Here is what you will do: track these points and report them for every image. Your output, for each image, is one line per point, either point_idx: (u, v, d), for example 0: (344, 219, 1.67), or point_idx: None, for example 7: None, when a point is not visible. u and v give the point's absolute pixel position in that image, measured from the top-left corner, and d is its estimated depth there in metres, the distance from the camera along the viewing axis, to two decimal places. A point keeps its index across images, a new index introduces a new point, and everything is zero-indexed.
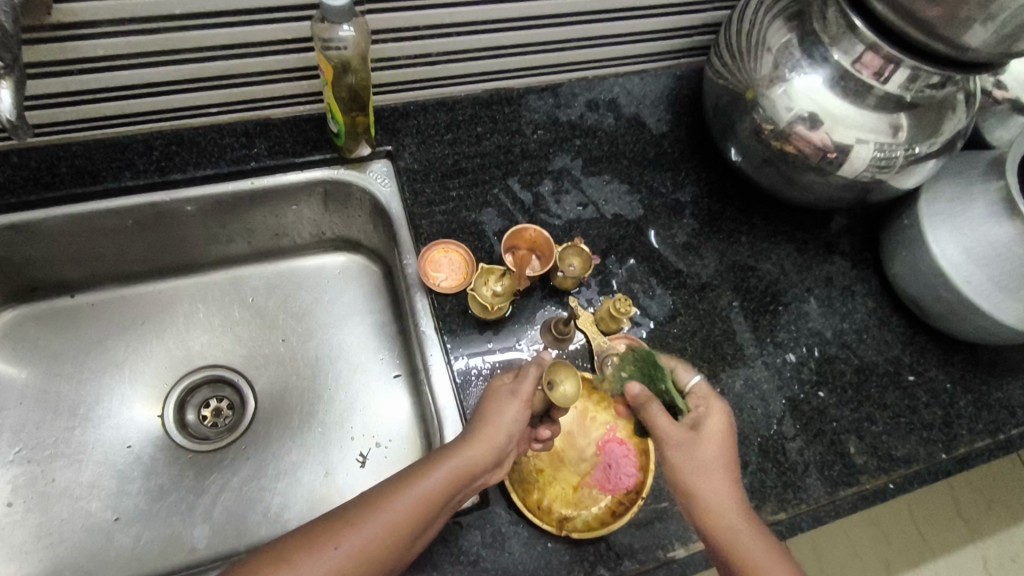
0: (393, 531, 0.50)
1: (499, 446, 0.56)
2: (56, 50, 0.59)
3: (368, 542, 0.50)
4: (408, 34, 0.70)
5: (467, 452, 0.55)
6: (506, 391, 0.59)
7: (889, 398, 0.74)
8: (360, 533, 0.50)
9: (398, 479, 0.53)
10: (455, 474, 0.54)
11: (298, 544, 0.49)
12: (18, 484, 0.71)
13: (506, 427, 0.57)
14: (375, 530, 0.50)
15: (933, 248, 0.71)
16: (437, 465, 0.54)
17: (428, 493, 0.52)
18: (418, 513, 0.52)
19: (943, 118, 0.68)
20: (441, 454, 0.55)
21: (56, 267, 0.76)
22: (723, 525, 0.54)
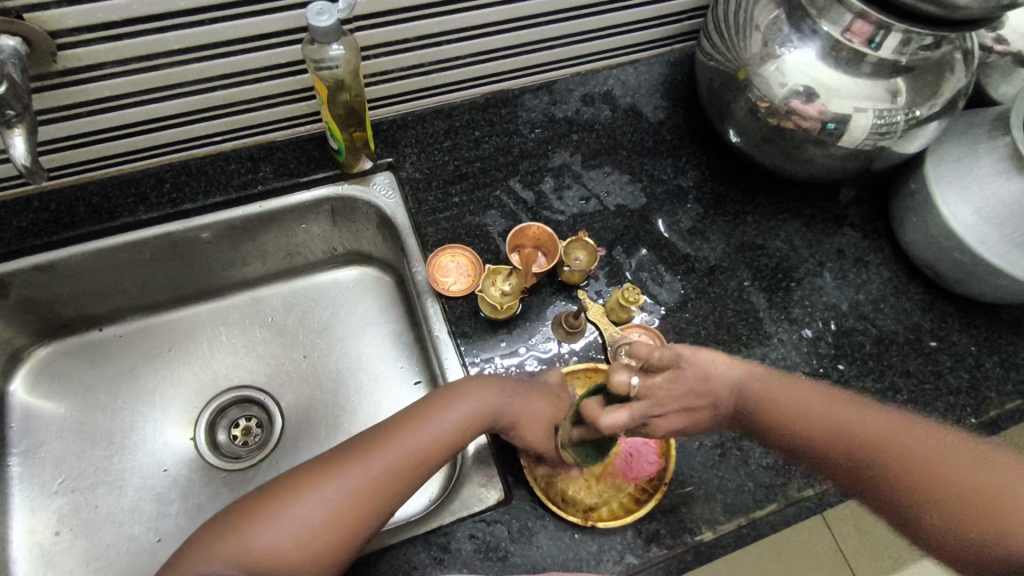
0: (421, 452, 0.59)
1: (517, 419, 0.62)
2: (65, 95, 0.62)
3: (383, 474, 0.57)
4: (399, 46, 0.71)
5: (476, 399, 0.61)
6: (544, 388, 0.64)
7: (912, 365, 0.73)
8: (381, 458, 0.57)
9: (420, 412, 0.60)
10: (466, 420, 0.60)
11: (320, 470, 0.57)
12: (64, 513, 0.74)
13: (533, 412, 0.62)
14: (391, 461, 0.57)
15: (944, 211, 0.70)
16: (455, 402, 0.60)
17: (445, 431, 0.59)
18: (432, 448, 0.59)
19: (941, 79, 0.67)
20: (454, 396, 0.61)
21: (83, 303, 0.79)
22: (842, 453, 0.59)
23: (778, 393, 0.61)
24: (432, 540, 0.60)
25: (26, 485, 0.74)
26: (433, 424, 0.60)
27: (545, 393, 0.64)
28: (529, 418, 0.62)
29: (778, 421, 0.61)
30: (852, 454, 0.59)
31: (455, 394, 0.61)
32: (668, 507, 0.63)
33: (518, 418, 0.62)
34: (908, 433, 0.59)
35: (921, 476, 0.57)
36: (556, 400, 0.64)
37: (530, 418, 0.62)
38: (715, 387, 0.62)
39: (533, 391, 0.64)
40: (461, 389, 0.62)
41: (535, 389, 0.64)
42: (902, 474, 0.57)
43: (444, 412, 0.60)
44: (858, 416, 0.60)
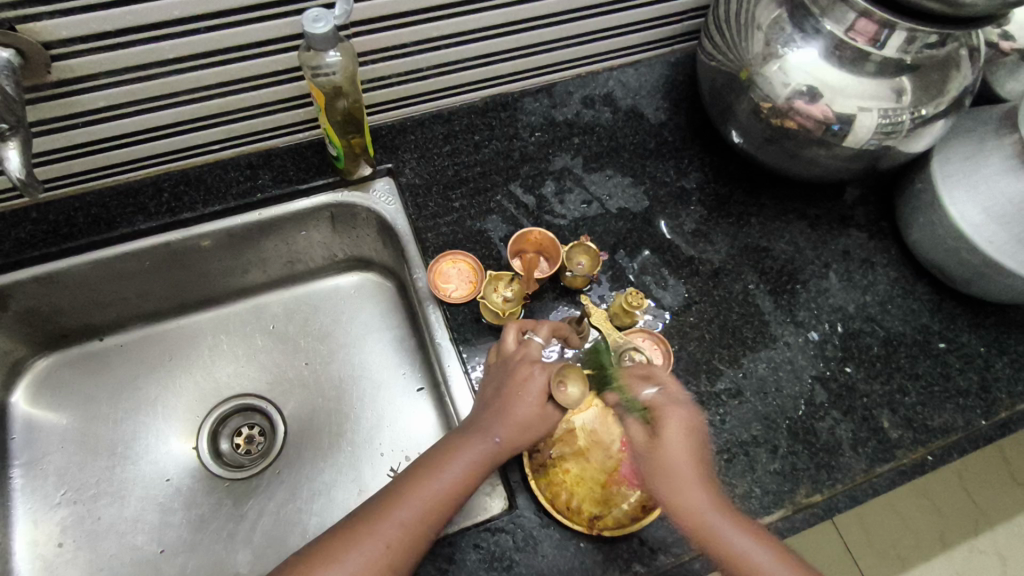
0: (438, 503, 0.56)
1: (512, 430, 0.59)
2: (60, 106, 0.61)
3: (404, 530, 0.54)
4: (397, 52, 0.71)
5: (485, 438, 0.59)
6: (517, 376, 0.61)
7: (920, 367, 0.72)
8: (396, 519, 0.54)
9: (430, 462, 0.58)
10: (478, 460, 0.58)
11: (338, 543, 0.53)
12: (67, 525, 0.74)
13: (520, 414, 0.60)
14: (406, 520, 0.54)
15: (951, 211, 0.69)
16: (464, 446, 0.58)
17: (458, 479, 0.57)
18: (449, 497, 0.57)
19: (948, 76, 0.66)
20: (463, 440, 0.59)
21: (83, 313, 0.78)
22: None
23: (719, 523, 0.53)
24: (436, 551, 0.60)
25: (28, 497, 0.74)
26: (445, 470, 0.57)
27: (521, 378, 0.61)
28: (525, 422, 0.60)
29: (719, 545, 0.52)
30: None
31: (464, 438, 0.59)
32: None
33: (514, 429, 0.60)
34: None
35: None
36: (538, 383, 0.61)
37: (521, 421, 0.60)
38: (690, 465, 0.55)
39: (514, 385, 0.61)
40: (468, 432, 0.60)
41: (509, 378, 0.62)
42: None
43: (458, 455, 0.58)
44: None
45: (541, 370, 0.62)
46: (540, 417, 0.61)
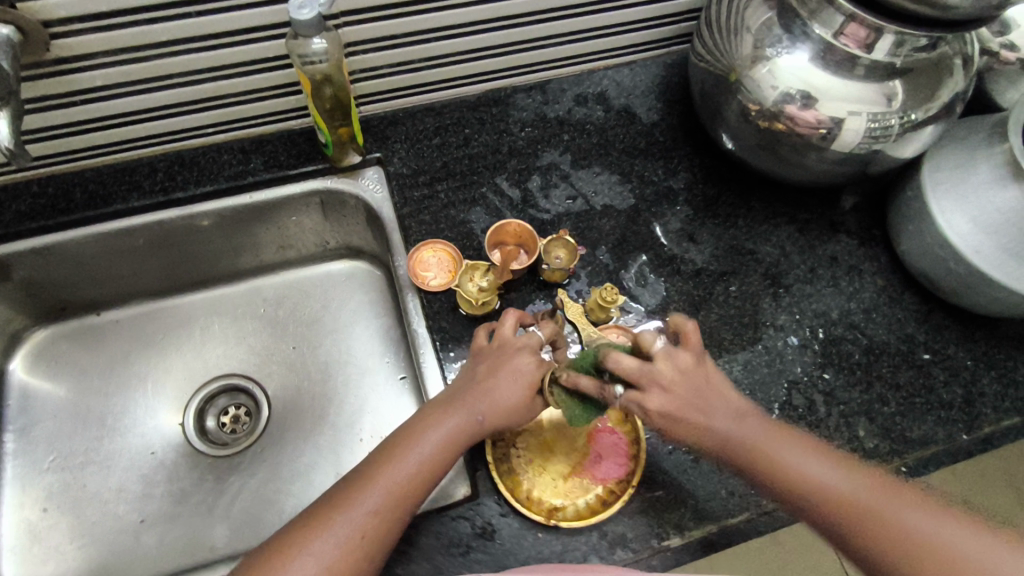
0: (410, 481, 0.57)
1: (493, 411, 0.60)
2: (59, 83, 0.64)
3: (373, 517, 0.55)
4: (387, 43, 0.72)
5: (459, 416, 0.60)
6: (511, 364, 0.62)
7: (902, 378, 0.71)
8: (368, 500, 0.55)
9: (401, 442, 0.59)
10: (452, 437, 0.59)
11: (308, 525, 0.54)
12: (53, 491, 0.76)
13: (506, 400, 0.60)
14: (379, 500, 0.55)
15: (939, 219, 0.68)
16: (435, 423, 0.60)
17: (431, 455, 0.58)
18: (423, 474, 0.57)
19: (939, 81, 0.66)
20: (435, 418, 0.60)
21: (81, 287, 0.81)
22: (845, 505, 0.53)
23: (770, 444, 0.56)
24: None
25: (19, 461, 0.77)
26: (411, 454, 0.58)
27: (512, 365, 0.61)
28: (507, 407, 0.60)
29: (766, 459, 0.55)
30: (812, 496, 0.54)
31: (434, 417, 0.60)
32: (637, 510, 0.62)
33: (495, 413, 0.60)
34: (888, 488, 0.54)
35: (886, 538, 0.51)
36: (527, 371, 0.62)
37: (504, 406, 0.60)
38: (722, 398, 0.58)
39: (502, 371, 0.61)
40: (440, 411, 0.60)
41: (498, 362, 0.62)
42: (887, 540, 0.51)
43: (430, 432, 0.59)
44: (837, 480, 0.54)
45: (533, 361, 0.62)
46: (525, 406, 0.61)
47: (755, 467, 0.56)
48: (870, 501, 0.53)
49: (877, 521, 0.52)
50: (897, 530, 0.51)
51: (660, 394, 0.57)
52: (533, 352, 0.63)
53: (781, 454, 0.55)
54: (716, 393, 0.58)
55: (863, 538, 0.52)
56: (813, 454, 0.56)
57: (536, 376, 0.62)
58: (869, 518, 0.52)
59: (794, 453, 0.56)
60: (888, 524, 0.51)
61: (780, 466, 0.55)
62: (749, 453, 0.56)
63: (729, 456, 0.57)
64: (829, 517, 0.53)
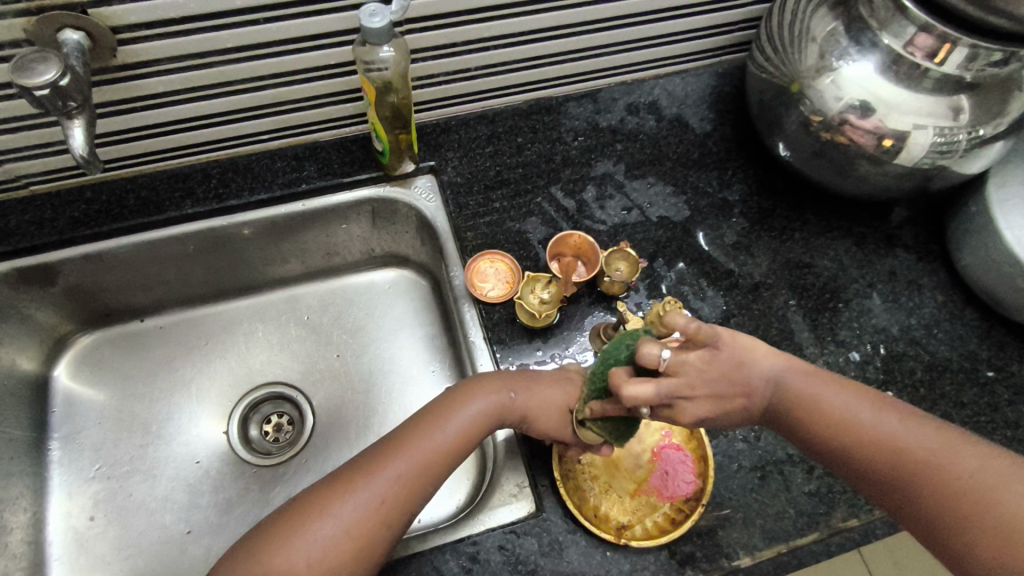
0: (436, 455, 0.57)
1: (531, 412, 0.60)
2: (123, 89, 0.63)
3: (397, 484, 0.55)
4: (447, 51, 0.71)
5: (490, 396, 0.60)
6: (558, 377, 0.63)
7: (966, 396, 0.70)
8: (394, 468, 0.55)
9: (428, 417, 0.59)
10: (482, 418, 0.59)
11: (334, 486, 0.55)
12: (99, 499, 0.75)
13: (548, 404, 0.61)
14: (405, 470, 0.56)
15: (1007, 234, 0.67)
16: (467, 400, 0.60)
17: (458, 431, 0.58)
18: (449, 450, 0.58)
19: (1008, 97, 0.64)
20: (466, 395, 0.60)
21: (127, 294, 0.80)
22: (897, 447, 0.53)
23: (816, 385, 0.57)
24: (460, 549, 0.59)
25: (64, 469, 0.76)
26: (438, 429, 0.58)
27: (560, 380, 0.63)
28: (544, 409, 0.61)
29: (824, 415, 0.56)
30: (872, 446, 0.54)
31: (464, 395, 0.60)
32: (705, 529, 0.61)
33: (531, 415, 0.60)
34: (959, 447, 0.52)
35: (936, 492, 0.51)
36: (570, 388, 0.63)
37: (544, 408, 0.61)
38: (773, 357, 0.58)
39: (546, 381, 0.62)
40: (471, 388, 0.61)
41: (545, 373, 0.64)
42: (941, 484, 0.51)
43: (460, 407, 0.59)
44: (902, 424, 0.54)
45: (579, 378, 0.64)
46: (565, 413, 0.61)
47: (794, 407, 0.57)
48: (934, 453, 0.52)
49: (938, 470, 0.51)
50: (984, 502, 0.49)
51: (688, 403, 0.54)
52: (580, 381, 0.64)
53: (826, 396, 0.56)
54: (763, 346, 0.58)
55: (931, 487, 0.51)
56: (891, 414, 0.55)
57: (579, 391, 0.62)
58: (931, 465, 0.52)
59: (855, 399, 0.56)
60: (955, 474, 0.51)
61: (829, 411, 0.55)
62: (791, 403, 0.57)
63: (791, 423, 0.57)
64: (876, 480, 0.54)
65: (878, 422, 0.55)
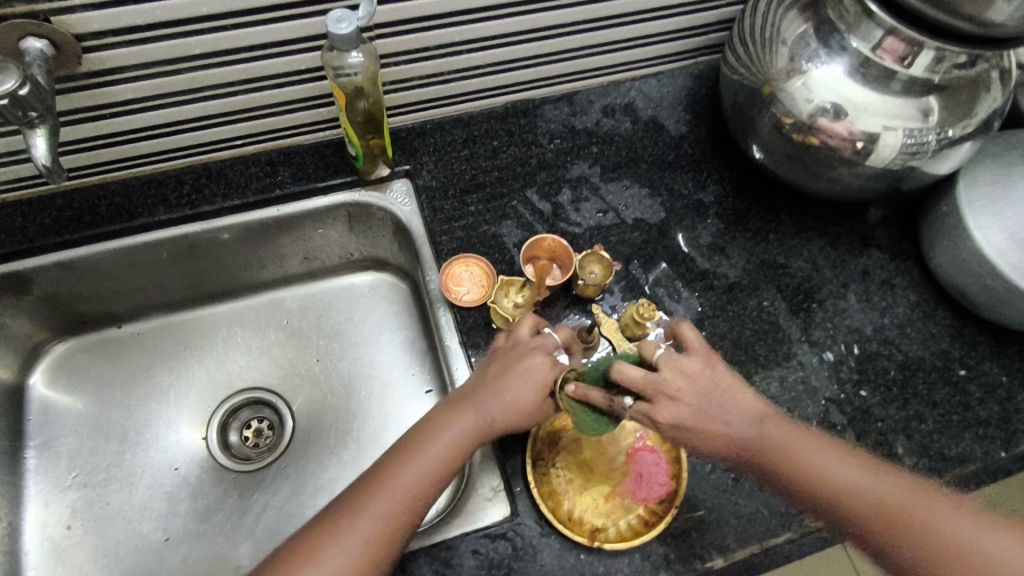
0: (422, 482, 0.57)
1: (508, 409, 0.59)
2: (91, 96, 0.63)
3: (385, 520, 0.55)
4: (420, 55, 0.71)
5: (473, 412, 0.59)
6: (524, 360, 0.61)
7: (938, 394, 0.71)
8: (380, 503, 0.55)
9: (411, 443, 0.59)
10: (467, 434, 0.59)
11: (321, 531, 0.55)
12: (77, 508, 0.75)
13: (518, 398, 0.60)
14: (391, 503, 0.55)
15: (976, 234, 0.68)
16: (449, 420, 0.59)
17: (442, 453, 0.58)
18: (435, 474, 0.57)
19: (976, 98, 0.65)
20: (448, 415, 0.60)
21: (102, 301, 0.80)
22: (869, 502, 0.55)
23: (798, 446, 0.57)
24: (434, 554, 0.60)
25: (41, 477, 0.76)
26: (419, 460, 0.57)
27: (524, 363, 0.61)
28: (516, 406, 0.59)
29: (793, 468, 0.57)
30: (849, 499, 0.55)
31: (446, 414, 0.60)
32: (678, 531, 0.61)
33: (504, 413, 0.59)
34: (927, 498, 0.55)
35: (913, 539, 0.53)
36: (539, 373, 0.61)
37: (515, 405, 0.59)
38: (738, 409, 0.59)
39: (513, 371, 0.61)
40: (455, 407, 0.60)
41: (510, 357, 0.62)
42: (899, 529, 0.54)
43: (443, 428, 0.59)
44: (858, 475, 0.56)
45: (542, 353, 0.62)
46: (536, 402, 0.60)
47: (775, 463, 0.57)
48: (899, 497, 0.55)
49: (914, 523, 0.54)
50: (942, 535, 0.53)
51: (668, 402, 0.58)
52: (545, 350, 0.62)
53: (805, 454, 0.57)
54: (735, 401, 0.59)
55: (894, 533, 0.54)
56: (840, 457, 0.57)
57: (550, 374, 0.61)
58: (905, 519, 0.54)
59: (805, 441, 0.58)
60: (924, 522, 0.54)
61: (799, 461, 0.57)
62: (766, 455, 0.57)
63: (766, 474, 0.57)
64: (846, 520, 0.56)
65: (830, 462, 0.57)
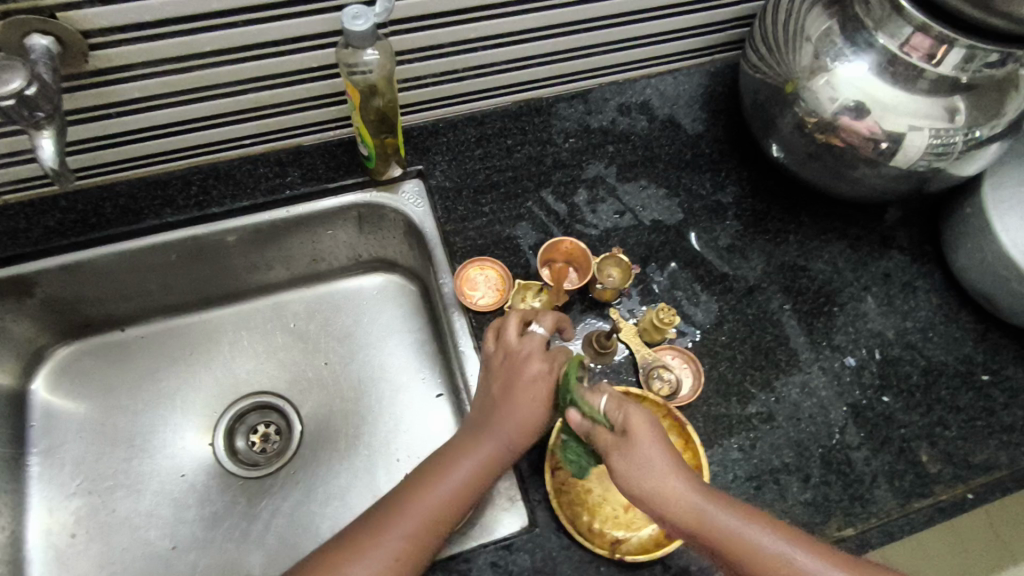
0: (448, 504, 0.55)
1: (526, 426, 0.58)
2: (98, 95, 0.61)
3: (410, 541, 0.53)
4: (434, 52, 0.69)
5: (500, 434, 0.58)
6: (526, 372, 0.59)
7: (961, 400, 0.69)
8: (406, 524, 0.54)
9: (438, 464, 0.58)
10: (494, 456, 0.57)
11: (343, 548, 0.53)
12: (82, 515, 0.73)
13: (526, 413, 0.58)
14: (416, 524, 0.54)
15: (1003, 237, 0.66)
16: (478, 442, 0.58)
17: (471, 476, 0.57)
18: (460, 496, 0.56)
19: (1005, 97, 0.63)
20: (476, 436, 0.58)
21: (107, 304, 0.78)
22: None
23: (749, 545, 0.48)
24: (452, 565, 0.58)
25: (44, 485, 0.74)
26: (445, 481, 0.56)
27: (524, 377, 0.59)
28: (528, 421, 0.58)
29: (747, 557, 0.49)
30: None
31: (475, 435, 0.59)
32: None
33: (520, 430, 0.58)
34: (894, 560, 0.50)
35: None
36: (543, 384, 0.59)
37: (525, 421, 0.58)
38: (688, 481, 0.51)
39: (518, 386, 0.59)
40: (481, 428, 0.59)
41: (510, 369, 0.60)
42: None
43: (472, 450, 0.58)
44: (823, 557, 0.48)
45: (542, 361, 0.60)
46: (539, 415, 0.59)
47: (732, 563, 0.49)
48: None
49: None
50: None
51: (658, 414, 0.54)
52: (543, 356, 0.60)
53: (765, 550, 0.49)
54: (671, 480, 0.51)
55: None
56: (795, 541, 0.49)
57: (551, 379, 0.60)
58: None
59: (754, 522, 0.50)
60: None
61: (758, 556, 0.48)
62: (730, 549, 0.49)
63: (718, 555, 0.49)
64: None
65: (795, 557, 0.48)
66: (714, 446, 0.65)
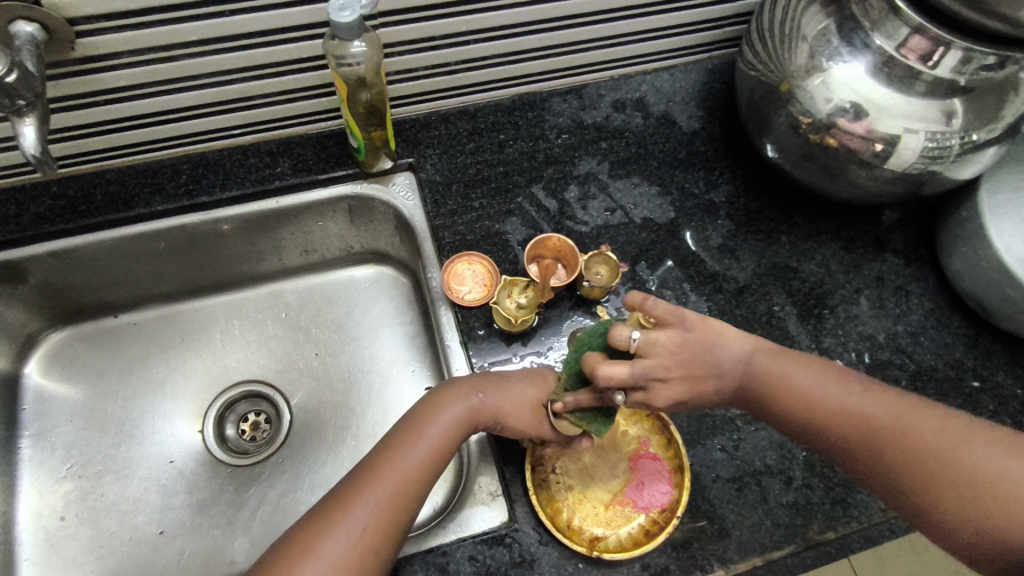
0: (418, 471, 0.56)
1: (509, 412, 0.59)
2: (86, 82, 0.61)
3: (384, 508, 0.53)
4: (426, 44, 0.69)
5: (471, 403, 0.59)
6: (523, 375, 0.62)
7: (951, 406, 0.69)
8: (376, 492, 0.54)
9: (405, 434, 0.58)
10: (463, 424, 0.59)
11: (313, 524, 0.52)
12: (71, 499, 0.74)
13: (516, 404, 0.60)
14: (388, 492, 0.54)
15: (997, 243, 0.66)
16: (444, 409, 0.59)
17: (438, 441, 0.58)
18: (429, 462, 0.57)
19: (1003, 101, 0.62)
20: (441, 402, 0.59)
21: (99, 290, 0.78)
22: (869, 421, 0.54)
23: (784, 369, 0.57)
24: (430, 559, 0.58)
25: (35, 468, 0.75)
26: (412, 448, 0.57)
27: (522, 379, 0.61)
28: (517, 409, 0.60)
29: (785, 392, 0.57)
30: (852, 420, 0.55)
31: (440, 402, 0.59)
32: (679, 542, 0.60)
33: (505, 415, 0.59)
34: (920, 409, 0.54)
35: (927, 471, 0.52)
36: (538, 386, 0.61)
37: (513, 409, 0.60)
38: (727, 343, 0.58)
39: (514, 383, 0.61)
40: (451, 398, 0.60)
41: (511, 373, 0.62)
42: (925, 475, 0.52)
43: (438, 416, 0.58)
44: (861, 398, 0.55)
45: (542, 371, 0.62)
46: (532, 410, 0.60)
47: (765, 391, 0.58)
48: (900, 421, 0.54)
49: (939, 456, 0.52)
50: (951, 457, 0.51)
51: (662, 385, 0.56)
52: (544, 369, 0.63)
53: (796, 378, 0.57)
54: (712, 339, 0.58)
55: (906, 474, 0.53)
56: (829, 375, 0.57)
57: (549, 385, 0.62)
58: (923, 443, 0.52)
59: (792, 361, 0.58)
60: (937, 454, 0.52)
61: (791, 393, 0.57)
62: (761, 387, 0.58)
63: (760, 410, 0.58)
64: (854, 455, 0.55)
65: (838, 391, 0.56)
66: (697, 447, 0.64)
